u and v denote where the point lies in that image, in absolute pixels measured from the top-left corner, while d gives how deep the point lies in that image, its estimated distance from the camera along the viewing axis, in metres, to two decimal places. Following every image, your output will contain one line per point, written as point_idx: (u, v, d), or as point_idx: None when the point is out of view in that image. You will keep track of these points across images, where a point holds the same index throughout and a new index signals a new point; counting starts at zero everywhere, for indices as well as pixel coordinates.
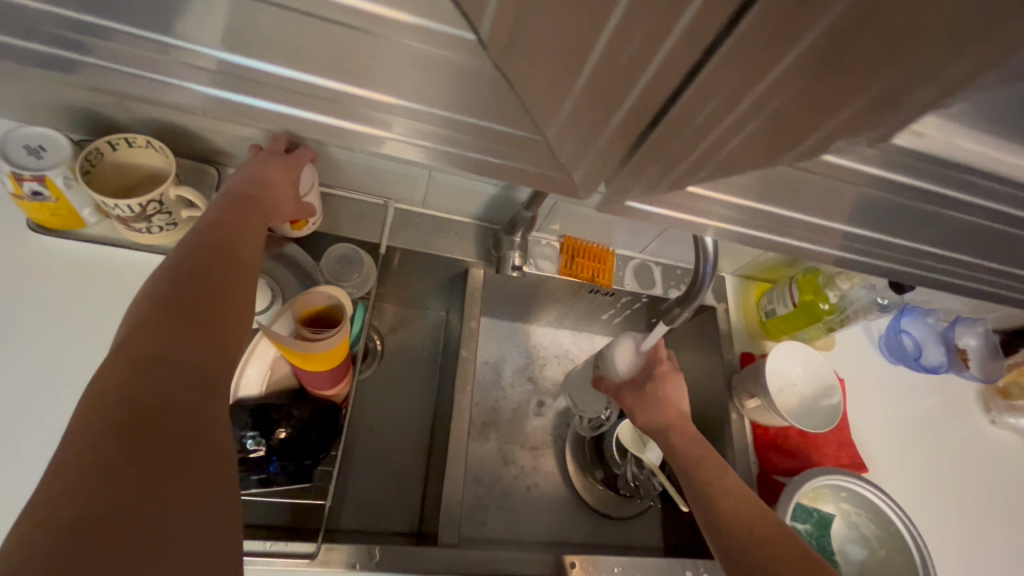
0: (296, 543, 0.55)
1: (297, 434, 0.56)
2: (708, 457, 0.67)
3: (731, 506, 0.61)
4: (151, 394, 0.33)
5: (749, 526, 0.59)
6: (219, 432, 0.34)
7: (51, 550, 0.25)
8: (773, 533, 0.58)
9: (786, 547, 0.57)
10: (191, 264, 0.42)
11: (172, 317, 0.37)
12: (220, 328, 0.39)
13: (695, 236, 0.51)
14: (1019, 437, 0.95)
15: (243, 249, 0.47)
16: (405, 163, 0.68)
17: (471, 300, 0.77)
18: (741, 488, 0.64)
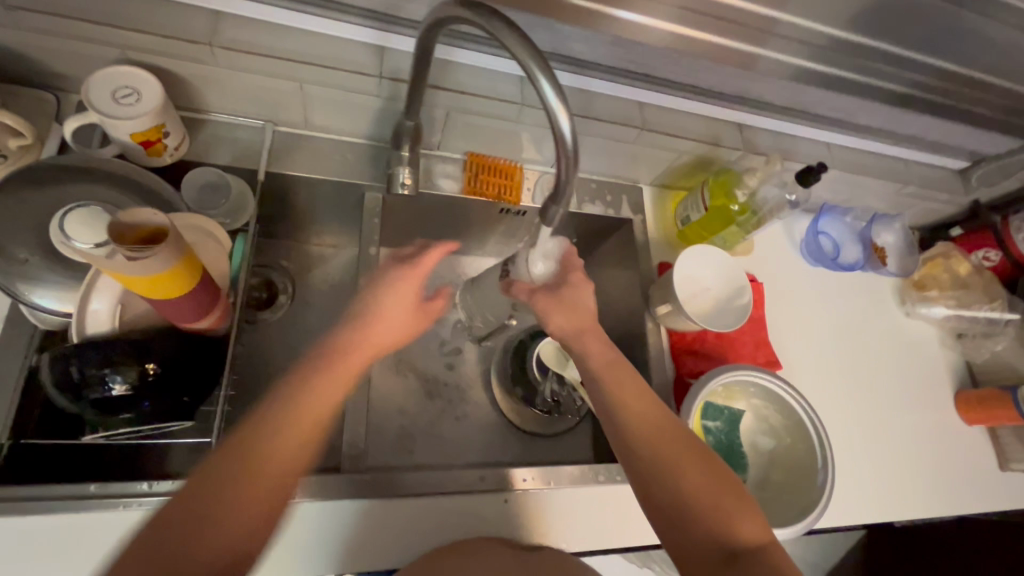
0: (180, 481, 0.54)
1: (170, 371, 0.52)
2: (616, 361, 0.64)
3: (629, 403, 0.61)
4: (155, 527, 0.43)
5: (652, 431, 0.59)
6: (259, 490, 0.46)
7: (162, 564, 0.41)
8: (674, 439, 0.58)
9: (681, 441, 0.58)
10: (270, 418, 0.49)
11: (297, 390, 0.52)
12: (277, 442, 0.48)
13: (545, 61, 0.43)
14: (934, 326, 0.97)
15: (307, 416, 0.51)
16: (268, 75, 0.61)
17: (370, 225, 0.73)
18: (641, 385, 0.63)
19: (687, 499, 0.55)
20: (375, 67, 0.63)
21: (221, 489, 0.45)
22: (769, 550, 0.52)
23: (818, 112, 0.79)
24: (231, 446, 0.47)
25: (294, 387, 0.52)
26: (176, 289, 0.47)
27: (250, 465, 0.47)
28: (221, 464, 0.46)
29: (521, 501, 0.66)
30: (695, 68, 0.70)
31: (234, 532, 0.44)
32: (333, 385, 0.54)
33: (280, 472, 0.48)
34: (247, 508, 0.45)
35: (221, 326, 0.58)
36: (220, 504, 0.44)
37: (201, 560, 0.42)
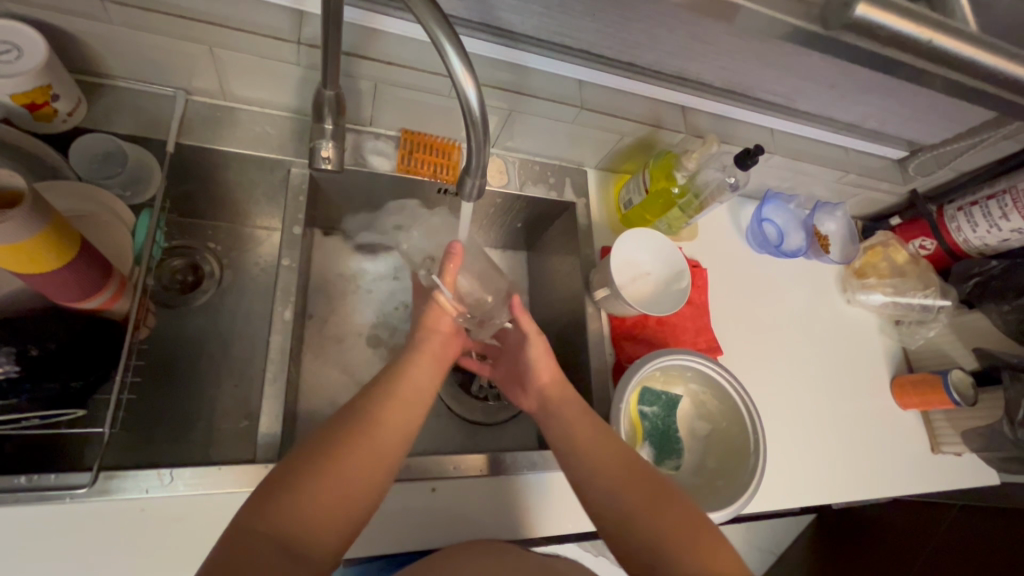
0: (69, 475, 0.49)
1: (54, 355, 0.48)
2: (584, 415, 0.62)
3: (598, 451, 0.58)
4: (292, 465, 0.47)
5: (622, 473, 0.55)
6: (355, 491, 0.48)
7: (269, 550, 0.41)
8: (641, 483, 0.55)
9: (652, 489, 0.54)
10: (380, 391, 0.56)
11: (402, 402, 0.55)
12: (388, 408, 0.54)
13: (450, 24, 0.40)
14: (873, 314, 0.99)
15: (411, 389, 0.57)
16: (171, 37, 0.57)
17: (295, 203, 0.69)
18: (607, 434, 0.60)
19: (666, 545, 0.50)
20: (292, 33, 0.59)
21: (345, 436, 0.50)
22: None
23: (762, 97, 0.78)
24: (354, 407, 0.53)
25: (393, 368, 0.60)
26: (28, 266, 0.42)
27: (372, 419, 0.52)
28: (350, 417, 0.52)
29: (450, 490, 0.64)
30: (636, 42, 0.66)
31: (360, 473, 0.49)
32: (425, 364, 0.61)
33: (390, 428, 0.53)
34: (374, 454, 0.50)
35: (120, 307, 0.54)
36: (350, 449, 0.49)
37: (334, 490, 0.47)
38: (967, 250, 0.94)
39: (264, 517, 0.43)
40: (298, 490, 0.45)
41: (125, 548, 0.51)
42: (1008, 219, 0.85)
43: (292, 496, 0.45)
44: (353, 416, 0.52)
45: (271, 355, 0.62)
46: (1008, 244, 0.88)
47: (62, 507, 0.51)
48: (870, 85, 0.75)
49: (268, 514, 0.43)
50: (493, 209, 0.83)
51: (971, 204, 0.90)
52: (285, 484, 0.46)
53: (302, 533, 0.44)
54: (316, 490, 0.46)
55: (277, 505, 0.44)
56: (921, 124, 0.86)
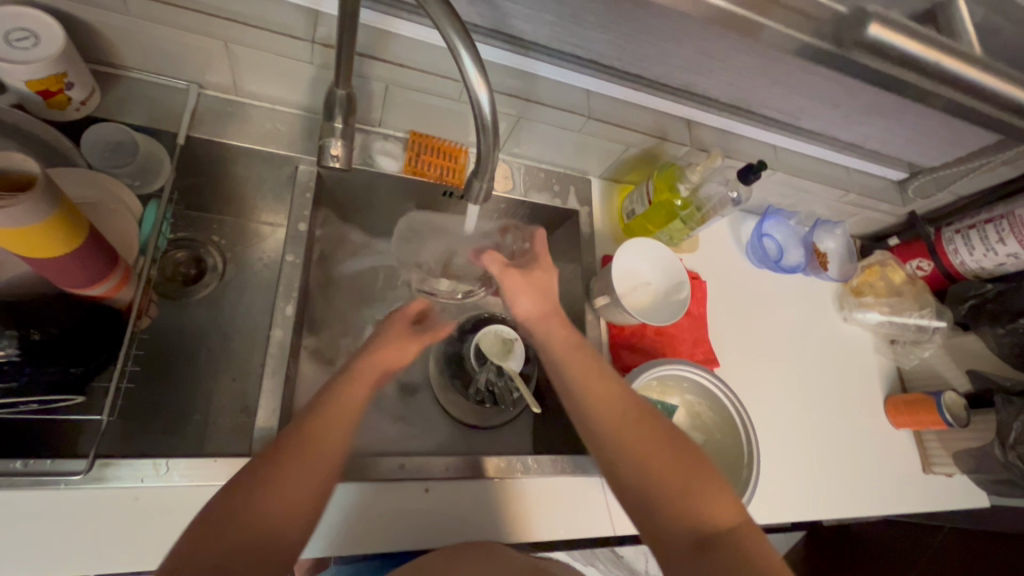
0: (64, 461, 0.49)
1: (56, 340, 0.48)
2: (581, 347, 0.64)
3: (590, 387, 0.60)
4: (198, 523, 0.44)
5: (619, 412, 0.58)
6: (288, 506, 0.47)
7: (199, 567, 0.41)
8: (637, 418, 0.58)
9: (648, 433, 0.56)
10: (302, 427, 0.51)
11: (340, 410, 0.53)
12: (307, 447, 0.50)
13: (464, 29, 0.40)
14: (869, 332, 1.00)
15: (336, 421, 0.52)
16: (190, 32, 0.58)
17: (302, 200, 0.70)
18: (608, 376, 0.61)
19: (656, 488, 0.53)
20: (306, 32, 0.59)
21: (252, 487, 0.46)
22: (746, 538, 0.50)
23: (766, 114, 0.79)
24: (273, 449, 0.49)
25: (322, 398, 0.54)
26: (28, 250, 0.42)
27: (286, 461, 0.48)
28: (263, 462, 0.48)
29: (444, 491, 0.65)
30: (645, 56, 0.67)
31: (263, 528, 0.45)
32: (355, 391, 0.56)
33: (306, 471, 0.48)
34: (285, 500, 0.47)
35: (123, 296, 0.54)
36: (254, 503, 0.45)
37: (241, 545, 0.44)
38: (963, 274, 0.95)
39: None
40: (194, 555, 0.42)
41: (116, 538, 0.50)
42: (1004, 244, 0.86)
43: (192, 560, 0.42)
44: (268, 459, 0.48)
45: (271, 350, 0.62)
46: (1004, 268, 0.89)
47: (56, 494, 0.50)
48: (872, 107, 0.76)
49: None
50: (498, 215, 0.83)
51: (969, 228, 0.91)
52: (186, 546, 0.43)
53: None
54: (222, 551, 0.43)
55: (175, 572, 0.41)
56: (921, 147, 0.87)
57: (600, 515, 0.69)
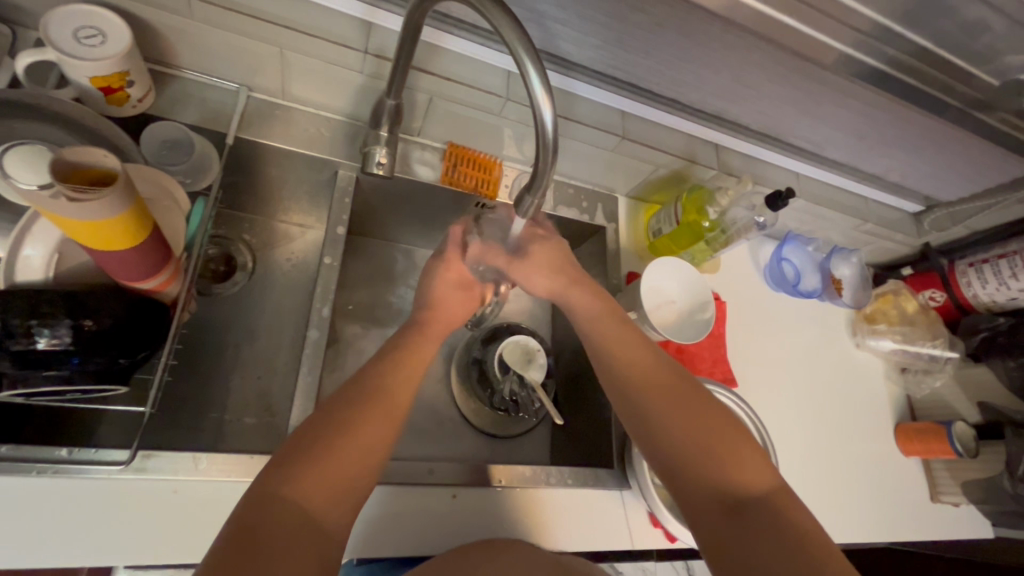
0: (107, 451, 0.50)
1: (109, 330, 0.48)
2: (608, 309, 0.66)
3: (624, 347, 0.61)
4: (293, 447, 0.46)
5: (645, 373, 0.59)
6: (353, 467, 0.47)
7: (268, 522, 0.41)
8: (668, 378, 0.58)
9: (676, 393, 0.57)
10: (383, 370, 0.55)
11: (398, 377, 0.55)
12: (374, 411, 0.51)
13: (533, 48, 0.43)
14: (880, 360, 1.01)
15: (411, 371, 0.57)
16: (248, 37, 0.59)
17: (340, 203, 0.72)
18: (635, 338, 0.62)
19: (686, 442, 0.53)
20: (360, 42, 0.61)
21: (347, 417, 0.49)
22: (785, 505, 0.49)
23: (793, 143, 0.82)
24: (356, 387, 0.52)
25: (397, 348, 0.59)
26: (121, 240, 0.44)
27: (376, 396, 0.52)
28: (349, 397, 0.51)
29: (469, 497, 0.66)
30: (682, 81, 0.69)
31: (362, 450, 0.48)
32: (426, 344, 0.61)
33: (393, 407, 0.52)
34: (379, 431, 0.50)
35: (172, 291, 0.55)
36: (354, 428, 0.48)
37: (343, 466, 0.46)
38: (975, 305, 0.97)
39: (276, 497, 0.43)
40: (303, 472, 0.44)
41: (153, 530, 0.51)
42: (1017, 279, 0.88)
43: (301, 475, 0.44)
44: (355, 394, 0.52)
45: (306, 350, 0.63)
46: (1015, 302, 0.91)
47: (98, 483, 0.51)
48: (895, 141, 0.79)
49: (279, 495, 0.43)
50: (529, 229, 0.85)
51: (982, 261, 0.93)
52: (289, 466, 0.45)
53: (315, 507, 0.44)
54: (287, 512, 0.42)
55: (287, 487, 0.43)
56: (939, 182, 0.90)
57: (619, 529, 0.70)
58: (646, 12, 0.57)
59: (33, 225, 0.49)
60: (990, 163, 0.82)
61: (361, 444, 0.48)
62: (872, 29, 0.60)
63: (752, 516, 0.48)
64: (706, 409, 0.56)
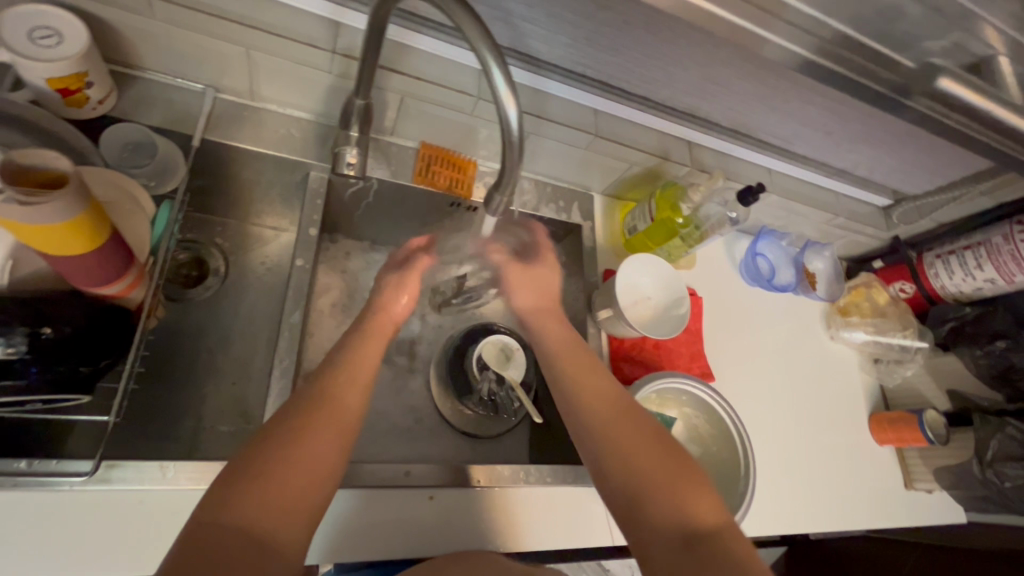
0: (71, 461, 0.48)
1: (69, 336, 0.46)
2: (574, 345, 0.67)
3: (584, 385, 0.62)
4: (239, 467, 0.45)
5: (602, 407, 0.60)
6: (298, 475, 0.46)
7: (203, 543, 0.40)
8: (623, 412, 0.59)
9: (633, 424, 0.58)
10: (327, 383, 0.54)
11: (343, 382, 0.55)
12: (317, 419, 0.50)
13: (496, 46, 0.43)
14: (855, 351, 1.03)
15: (356, 381, 0.56)
16: (212, 38, 0.58)
17: (311, 204, 0.71)
18: (597, 373, 0.64)
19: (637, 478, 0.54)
20: (327, 42, 0.60)
21: (291, 429, 0.49)
22: (734, 540, 0.49)
23: (762, 138, 0.83)
24: (298, 398, 0.52)
25: (340, 353, 0.58)
26: (82, 243, 0.43)
27: (320, 408, 0.52)
28: (291, 409, 0.51)
29: (447, 499, 0.65)
30: (651, 80, 0.70)
31: (309, 462, 0.48)
32: (371, 353, 0.60)
33: (339, 416, 0.52)
34: (326, 443, 0.49)
35: (135, 297, 0.54)
36: (297, 438, 0.48)
37: (290, 483, 0.46)
38: (943, 296, 0.99)
39: (217, 525, 0.41)
40: (246, 492, 0.43)
41: (119, 541, 0.50)
42: (981, 269, 0.91)
43: (244, 497, 0.43)
44: (297, 407, 0.51)
45: (278, 355, 0.63)
46: (981, 293, 0.94)
47: (61, 497, 0.50)
48: (863, 135, 0.80)
49: (219, 520, 0.42)
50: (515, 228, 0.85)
51: (949, 253, 0.95)
52: (232, 488, 0.44)
53: (263, 530, 0.43)
54: (230, 531, 0.41)
55: (231, 509, 0.42)
56: (906, 175, 0.92)
57: (600, 526, 0.70)
58: (613, 11, 0.58)
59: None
60: (953, 157, 0.84)
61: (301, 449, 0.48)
62: None
63: (700, 549, 0.48)
64: (659, 442, 0.56)
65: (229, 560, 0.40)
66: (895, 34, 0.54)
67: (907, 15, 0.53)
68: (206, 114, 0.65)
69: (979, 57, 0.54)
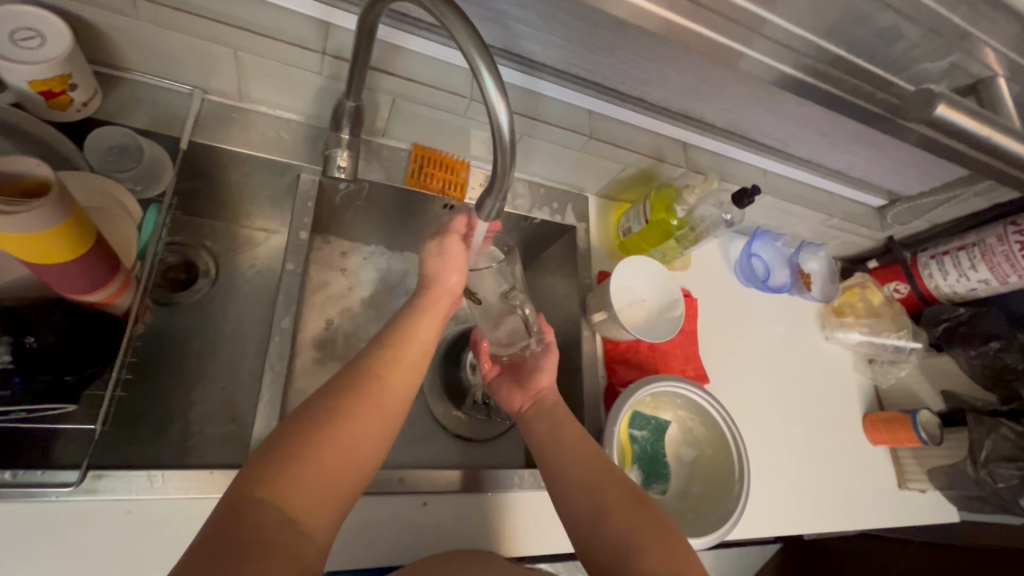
0: (57, 471, 0.48)
1: (54, 344, 0.46)
2: (572, 426, 0.65)
3: (581, 465, 0.60)
4: (287, 439, 0.45)
5: (601, 491, 0.57)
6: (337, 461, 0.46)
7: (242, 520, 0.40)
8: (625, 497, 0.57)
9: (637, 509, 0.56)
10: (377, 359, 0.53)
11: (393, 362, 0.54)
12: (364, 400, 0.49)
13: (488, 50, 0.43)
14: (849, 352, 1.03)
15: (409, 360, 0.55)
16: (199, 38, 0.57)
17: (302, 206, 0.70)
18: (593, 455, 0.61)
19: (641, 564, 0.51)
20: (317, 43, 0.60)
21: (335, 407, 0.48)
22: None
23: (757, 139, 0.82)
24: (347, 375, 0.51)
25: (392, 327, 0.57)
26: (69, 249, 0.43)
27: (370, 388, 0.51)
28: (339, 386, 0.50)
29: (441, 504, 0.65)
30: (646, 81, 0.69)
31: (351, 445, 0.47)
32: (425, 330, 0.59)
33: (385, 399, 0.51)
34: (371, 427, 0.49)
35: (122, 303, 0.53)
36: (340, 421, 0.47)
37: (331, 465, 0.45)
38: (937, 296, 0.99)
39: (256, 500, 0.41)
40: (287, 472, 0.43)
41: (105, 551, 0.49)
42: (976, 270, 0.91)
43: (287, 474, 0.43)
44: (343, 384, 0.50)
45: (268, 361, 0.62)
46: (975, 293, 0.94)
47: (46, 507, 0.49)
48: (858, 137, 0.80)
49: (259, 498, 0.41)
50: (508, 229, 0.85)
51: (943, 253, 0.96)
52: (273, 466, 0.43)
53: (299, 509, 0.43)
54: (269, 511, 0.41)
55: (271, 489, 0.42)
56: (901, 176, 0.92)
57: None
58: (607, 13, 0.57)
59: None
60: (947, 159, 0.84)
61: (344, 435, 0.47)
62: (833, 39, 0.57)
63: None
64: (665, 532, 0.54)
65: (268, 540, 0.39)
66: (897, 55, 0.61)
67: (907, 38, 0.58)
68: (193, 116, 0.64)
69: (978, 78, 0.61)
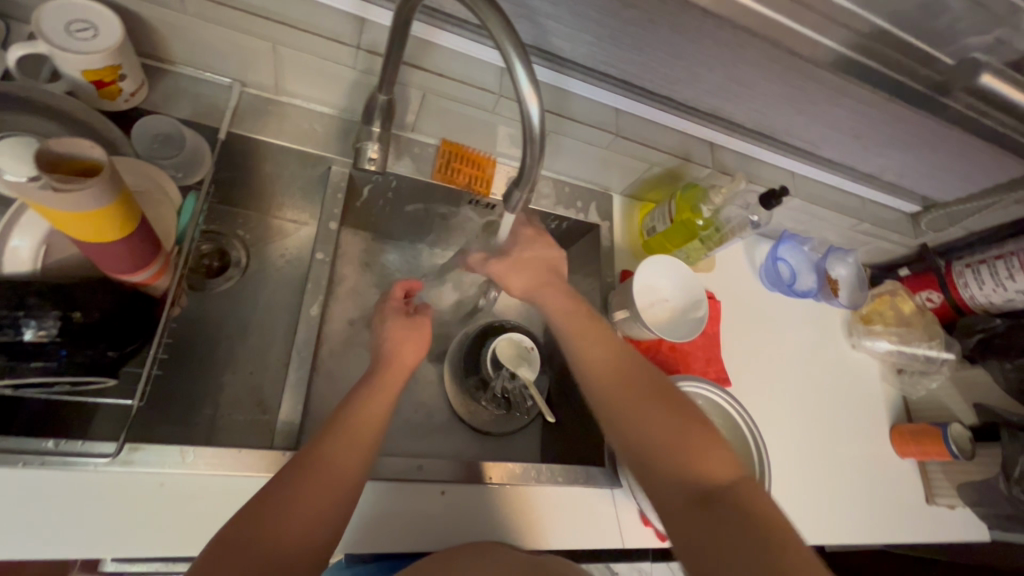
0: (94, 443, 0.49)
1: (101, 320, 0.48)
2: (579, 314, 0.67)
3: (591, 353, 0.63)
4: (231, 532, 0.44)
5: (613, 376, 0.61)
6: (284, 548, 0.45)
7: None
8: (636, 377, 0.61)
9: (645, 393, 0.59)
10: (322, 437, 0.53)
11: (342, 440, 0.53)
12: (311, 483, 0.49)
13: (522, 45, 0.43)
14: (877, 361, 1.00)
15: (354, 443, 0.53)
16: (242, 32, 0.59)
17: (332, 199, 0.72)
18: (607, 342, 0.64)
19: (653, 441, 0.56)
20: (353, 37, 0.61)
21: (287, 490, 0.48)
22: (746, 490, 0.51)
23: (788, 142, 0.81)
24: (296, 458, 0.51)
25: (351, 403, 0.57)
26: (116, 228, 0.45)
27: (316, 467, 0.50)
28: (287, 470, 0.50)
29: (460, 494, 0.65)
30: (674, 79, 0.69)
31: (301, 526, 0.46)
32: (378, 400, 0.58)
33: (339, 479, 0.50)
34: (318, 503, 0.48)
35: (161, 284, 0.55)
36: (290, 502, 0.47)
37: (287, 545, 0.45)
38: (972, 306, 0.96)
39: None
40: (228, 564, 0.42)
41: (138, 521, 0.51)
42: (1014, 279, 0.88)
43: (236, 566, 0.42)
44: (293, 466, 0.50)
45: (296, 346, 0.63)
46: (1012, 304, 0.91)
47: (85, 477, 0.51)
48: (892, 140, 0.78)
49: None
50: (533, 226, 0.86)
51: (979, 262, 0.93)
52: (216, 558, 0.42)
53: None
54: None
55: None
56: (936, 181, 0.89)
57: (610, 528, 0.70)
58: (638, 10, 0.57)
59: (21, 216, 0.48)
60: (983, 163, 0.82)
61: (292, 520, 0.46)
62: (861, 39, 0.57)
63: (715, 504, 0.50)
64: (672, 406, 0.58)
65: None
66: (936, 30, 0.58)
67: (953, 10, 0.55)
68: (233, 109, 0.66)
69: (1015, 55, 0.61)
